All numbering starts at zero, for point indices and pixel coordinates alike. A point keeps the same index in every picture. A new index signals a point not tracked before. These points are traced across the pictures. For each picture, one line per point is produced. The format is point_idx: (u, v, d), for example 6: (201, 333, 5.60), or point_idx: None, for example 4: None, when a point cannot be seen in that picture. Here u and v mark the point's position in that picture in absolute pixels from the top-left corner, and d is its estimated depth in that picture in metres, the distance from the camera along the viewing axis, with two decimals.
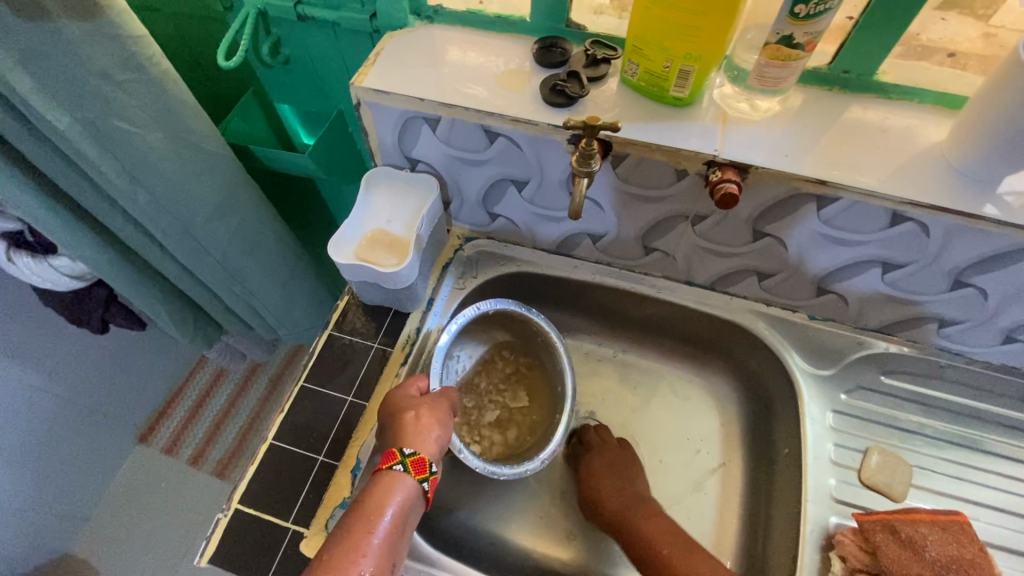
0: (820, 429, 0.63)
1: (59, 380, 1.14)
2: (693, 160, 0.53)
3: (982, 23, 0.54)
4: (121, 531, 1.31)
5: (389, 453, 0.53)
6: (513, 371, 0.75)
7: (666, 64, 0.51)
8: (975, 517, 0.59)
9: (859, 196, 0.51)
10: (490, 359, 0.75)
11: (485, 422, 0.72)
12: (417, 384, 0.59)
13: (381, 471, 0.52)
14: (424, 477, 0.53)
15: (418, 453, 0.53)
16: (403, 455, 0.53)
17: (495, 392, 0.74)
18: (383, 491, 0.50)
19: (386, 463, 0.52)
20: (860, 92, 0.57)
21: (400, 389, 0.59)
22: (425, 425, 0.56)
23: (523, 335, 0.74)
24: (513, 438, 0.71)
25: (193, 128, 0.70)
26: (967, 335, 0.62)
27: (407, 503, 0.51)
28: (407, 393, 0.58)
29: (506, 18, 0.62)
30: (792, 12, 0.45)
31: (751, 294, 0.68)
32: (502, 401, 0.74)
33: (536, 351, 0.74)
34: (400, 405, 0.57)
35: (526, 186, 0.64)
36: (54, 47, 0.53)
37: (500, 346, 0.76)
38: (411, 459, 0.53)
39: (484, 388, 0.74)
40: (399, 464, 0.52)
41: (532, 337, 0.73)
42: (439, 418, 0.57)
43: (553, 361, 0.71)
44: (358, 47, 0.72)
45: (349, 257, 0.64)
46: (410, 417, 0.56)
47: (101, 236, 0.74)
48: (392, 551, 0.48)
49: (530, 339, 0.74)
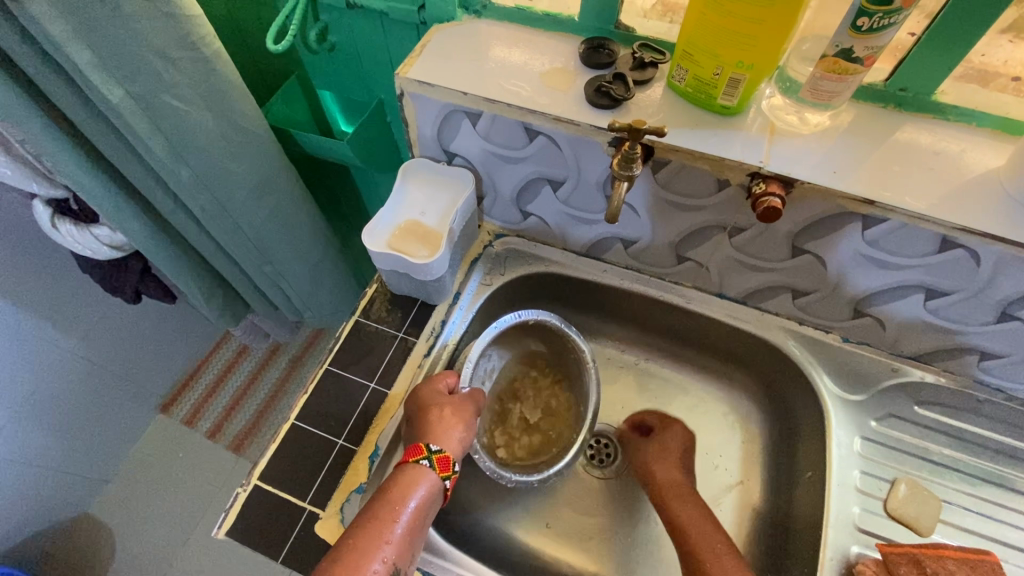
0: (847, 455, 0.61)
1: (90, 344, 1.17)
2: (737, 170, 0.52)
3: None
4: (138, 496, 1.35)
5: (416, 447, 0.54)
6: (544, 381, 0.75)
7: (717, 71, 0.50)
8: (1005, 558, 0.57)
9: (909, 218, 0.49)
10: (523, 366, 0.76)
11: (512, 423, 0.72)
12: (444, 380, 0.59)
13: (406, 463, 0.53)
14: (447, 475, 0.54)
15: (445, 451, 0.54)
16: (430, 451, 0.54)
17: (525, 397, 0.74)
18: (409, 481, 0.52)
19: (412, 457, 0.53)
20: (915, 112, 0.55)
21: (428, 384, 0.59)
22: (447, 421, 0.56)
23: (557, 349, 0.73)
24: (535, 443, 0.71)
25: (238, 109, 0.71)
26: (1010, 371, 0.59)
27: (431, 496, 0.52)
28: (435, 388, 0.58)
29: (554, 16, 0.61)
30: (854, 25, 0.43)
31: (783, 311, 0.67)
32: (531, 405, 0.74)
33: (566, 367, 0.74)
34: (427, 400, 0.57)
35: (561, 186, 0.64)
36: (114, 21, 0.54)
37: (533, 358, 0.76)
38: (437, 456, 0.54)
39: (516, 391, 0.75)
40: (425, 459, 0.53)
41: (565, 352, 0.72)
42: (464, 417, 0.58)
43: (580, 378, 0.70)
44: (403, 38, 0.72)
45: (381, 245, 0.64)
46: (436, 415, 0.56)
47: (141, 207, 0.76)
48: (414, 538, 0.50)
49: (561, 353, 0.73)
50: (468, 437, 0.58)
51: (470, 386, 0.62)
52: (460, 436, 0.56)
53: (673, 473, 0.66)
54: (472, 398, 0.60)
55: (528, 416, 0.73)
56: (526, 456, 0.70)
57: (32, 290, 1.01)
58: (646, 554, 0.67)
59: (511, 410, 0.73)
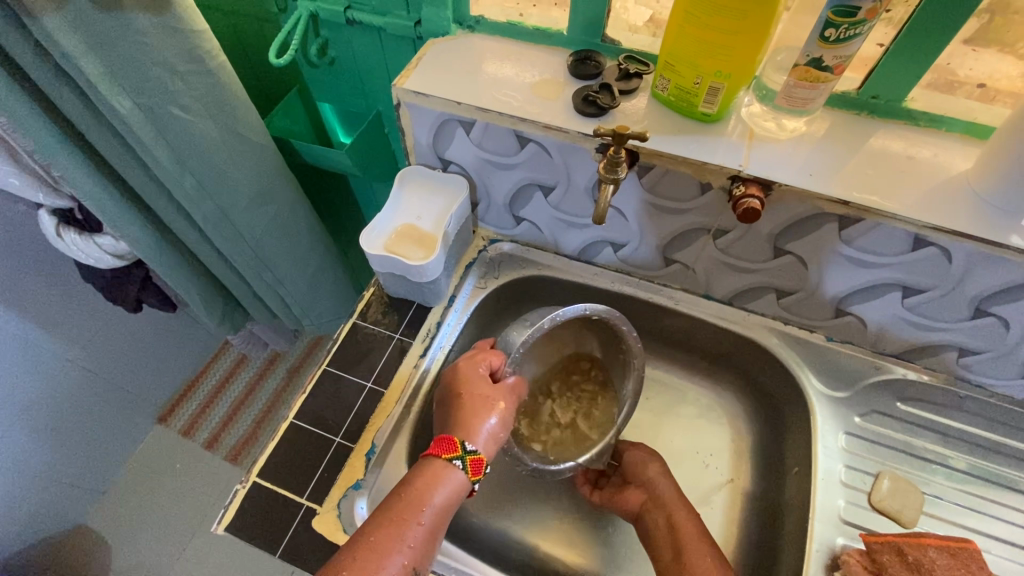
0: (832, 451, 0.63)
1: (89, 354, 1.19)
2: (718, 173, 0.55)
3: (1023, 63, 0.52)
4: (133, 507, 1.35)
5: (451, 444, 0.53)
6: (584, 380, 0.74)
7: (697, 81, 0.53)
8: (987, 549, 0.58)
9: (881, 218, 0.52)
10: (567, 363, 0.74)
11: (542, 417, 0.70)
12: (487, 360, 0.59)
13: (439, 458, 0.53)
14: (476, 477, 0.54)
15: (479, 453, 0.54)
16: (464, 451, 0.53)
17: (560, 395, 0.73)
18: (431, 480, 0.52)
19: (445, 453, 0.53)
20: (888, 118, 0.58)
21: (470, 365, 0.58)
22: (471, 417, 0.55)
23: (611, 351, 0.73)
24: (565, 440, 0.69)
25: (241, 119, 0.74)
26: (988, 366, 0.61)
27: (453, 496, 0.52)
28: (475, 371, 0.58)
29: (544, 31, 0.64)
30: (822, 36, 0.46)
31: (768, 312, 0.69)
32: (564, 405, 0.72)
33: (613, 373, 0.73)
34: (467, 387, 0.57)
35: (552, 191, 0.66)
36: (124, 36, 0.57)
37: (582, 357, 0.75)
38: (471, 458, 0.53)
39: (550, 387, 0.73)
40: (459, 459, 0.53)
41: (620, 356, 0.71)
42: (506, 407, 0.57)
43: (625, 384, 0.70)
44: (400, 52, 0.76)
45: (379, 248, 0.66)
46: (472, 409, 0.55)
47: (145, 216, 0.78)
48: (432, 537, 0.51)
49: (613, 355, 0.72)
50: (507, 431, 0.57)
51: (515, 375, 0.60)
52: (495, 430, 0.56)
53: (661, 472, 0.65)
54: (513, 388, 0.59)
55: (563, 411, 0.72)
56: (551, 450, 0.67)
57: (33, 299, 1.02)
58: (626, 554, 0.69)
59: (546, 403, 0.71)
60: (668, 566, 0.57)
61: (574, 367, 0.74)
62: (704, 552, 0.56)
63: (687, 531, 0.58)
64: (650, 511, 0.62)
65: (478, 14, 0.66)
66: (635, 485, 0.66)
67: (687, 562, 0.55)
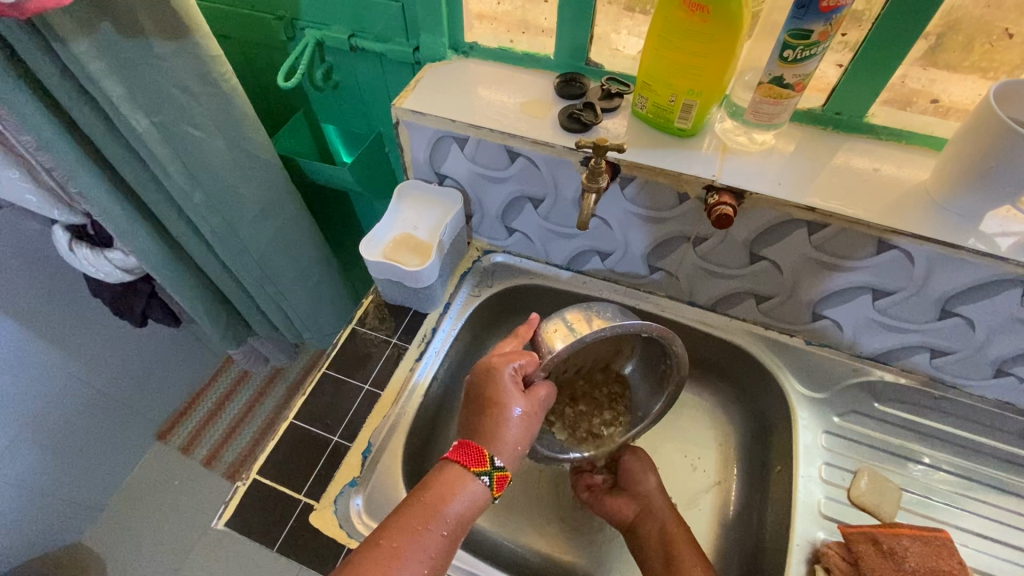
0: (813, 448, 0.65)
1: (92, 369, 1.20)
2: (694, 184, 0.58)
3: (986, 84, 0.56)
4: (129, 526, 1.34)
5: (479, 459, 0.51)
6: (611, 394, 0.73)
7: (671, 98, 0.58)
8: (964, 543, 0.60)
9: (847, 224, 0.55)
10: (594, 376, 0.73)
11: (565, 422, 0.71)
12: (518, 363, 0.57)
13: (466, 469, 0.51)
14: (498, 494, 0.52)
15: (505, 470, 0.52)
16: (492, 466, 0.52)
17: (588, 405, 0.72)
18: (454, 484, 0.50)
19: (474, 468, 0.51)
20: (850, 132, 0.63)
21: (501, 366, 0.56)
22: (497, 427, 0.53)
23: (645, 366, 0.72)
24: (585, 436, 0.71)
25: (250, 138, 0.78)
26: (960, 367, 0.64)
27: (473, 504, 0.51)
28: (507, 374, 0.55)
29: (532, 55, 0.70)
30: (781, 56, 0.51)
31: (750, 317, 0.72)
32: (586, 415, 0.72)
33: (640, 389, 0.73)
34: (495, 393, 0.54)
35: (541, 203, 0.70)
36: (146, 60, 0.62)
37: (611, 373, 0.74)
38: (498, 474, 0.52)
39: (577, 394, 0.72)
40: (485, 475, 0.51)
41: (657, 372, 0.70)
42: (531, 418, 0.55)
43: (659, 401, 0.69)
44: (400, 76, 0.81)
45: (377, 255, 0.70)
46: (491, 415, 0.54)
47: (156, 229, 0.82)
48: (450, 549, 0.49)
49: (649, 370, 0.72)
50: (529, 443, 0.55)
51: (546, 382, 0.59)
52: (518, 444, 0.54)
53: (654, 484, 0.68)
54: (542, 396, 0.57)
55: (588, 416, 0.72)
56: (570, 439, 0.71)
57: (40, 313, 1.05)
58: (611, 554, 0.71)
59: (579, 406, 0.71)
60: (656, 570, 0.60)
61: (603, 380, 0.73)
62: (694, 559, 0.59)
63: (680, 540, 0.61)
64: (643, 521, 0.65)
65: (472, 41, 0.72)
66: (629, 494, 0.68)
67: (677, 566, 0.59)
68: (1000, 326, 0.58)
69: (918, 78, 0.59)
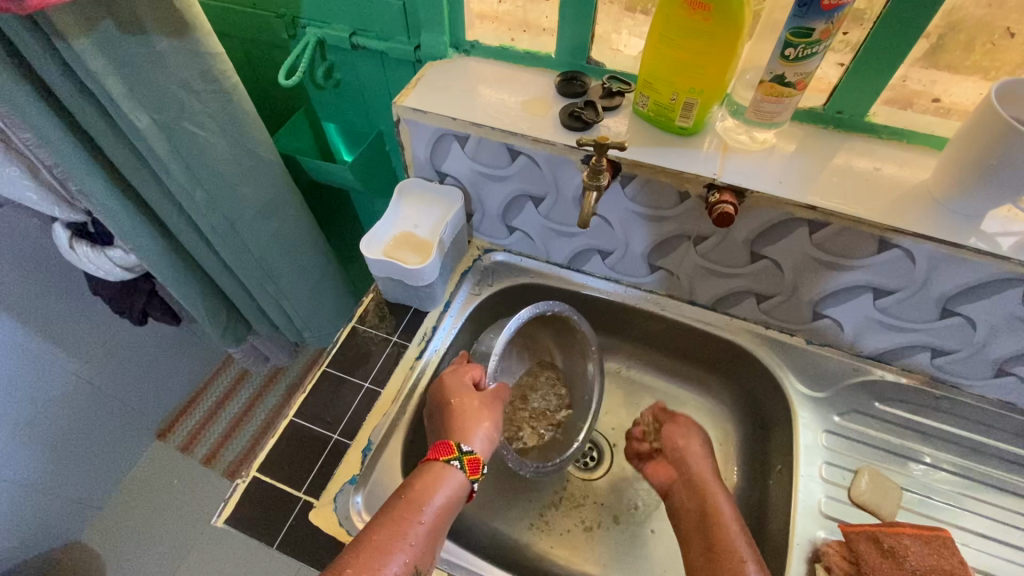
0: (812, 447, 0.65)
1: (92, 368, 1.20)
2: (694, 182, 0.58)
3: (987, 84, 0.56)
4: (128, 524, 1.34)
5: (447, 446, 0.54)
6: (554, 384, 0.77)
7: (673, 97, 0.58)
8: (965, 543, 0.60)
9: (848, 222, 0.55)
10: (534, 374, 0.77)
11: (529, 425, 0.73)
12: (469, 373, 0.61)
13: (436, 460, 0.53)
14: (475, 477, 0.54)
15: (475, 453, 0.54)
16: (460, 451, 0.54)
17: (541, 403, 0.75)
18: (433, 481, 0.52)
19: (442, 456, 0.53)
20: (851, 131, 0.63)
21: (450, 377, 0.60)
22: (462, 423, 0.56)
23: (566, 347, 0.77)
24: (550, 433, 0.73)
25: (252, 136, 0.78)
26: (961, 366, 0.64)
27: (453, 498, 0.52)
28: (455, 382, 0.60)
29: (533, 54, 0.70)
30: (783, 54, 0.51)
31: (751, 316, 0.72)
32: (544, 411, 0.75)
33: (569, 366, 0.77)
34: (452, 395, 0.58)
35: (542, 202, 0.70)
36: (146, 58, 0.62)
37: (547, 367, 0.78)
38: (468, 458, 0.54)
39: (527, 394, 0.75)
40: (455, 459, 0.53)
41: (574, 343, 0.75)
42: (490, 411, 0.58)
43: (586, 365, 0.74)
44: (401, 74, 0.81)
45: (378, 253, 0.70)
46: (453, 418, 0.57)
47: (156, 227, 0.82)
48: (432, 540, 0.49)
49: (569, 349, 0.76)
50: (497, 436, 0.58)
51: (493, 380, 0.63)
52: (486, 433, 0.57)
53: (699, 452, 0.67)
54: (497, 394, 0.61)
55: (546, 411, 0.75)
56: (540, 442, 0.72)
57: (40, 311, 1.05)
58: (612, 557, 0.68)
59: (533, 405, 0.75)
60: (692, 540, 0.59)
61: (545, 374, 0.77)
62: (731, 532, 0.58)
63: (716, 513, 0.60)
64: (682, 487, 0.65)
65: (473, 39, 0.72)
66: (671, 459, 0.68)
67: (713, 538, 0.57)
68: (1001, 326, 0.58)
69: (920, 78, 0.59)
